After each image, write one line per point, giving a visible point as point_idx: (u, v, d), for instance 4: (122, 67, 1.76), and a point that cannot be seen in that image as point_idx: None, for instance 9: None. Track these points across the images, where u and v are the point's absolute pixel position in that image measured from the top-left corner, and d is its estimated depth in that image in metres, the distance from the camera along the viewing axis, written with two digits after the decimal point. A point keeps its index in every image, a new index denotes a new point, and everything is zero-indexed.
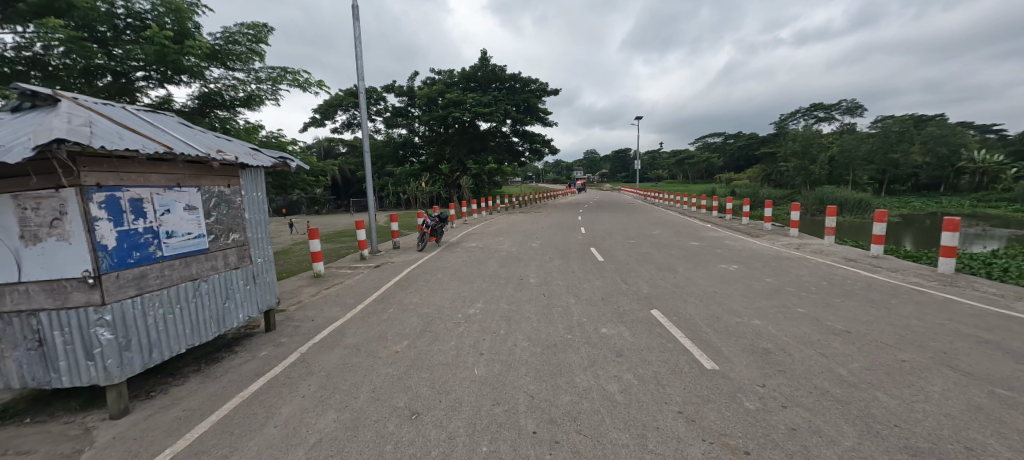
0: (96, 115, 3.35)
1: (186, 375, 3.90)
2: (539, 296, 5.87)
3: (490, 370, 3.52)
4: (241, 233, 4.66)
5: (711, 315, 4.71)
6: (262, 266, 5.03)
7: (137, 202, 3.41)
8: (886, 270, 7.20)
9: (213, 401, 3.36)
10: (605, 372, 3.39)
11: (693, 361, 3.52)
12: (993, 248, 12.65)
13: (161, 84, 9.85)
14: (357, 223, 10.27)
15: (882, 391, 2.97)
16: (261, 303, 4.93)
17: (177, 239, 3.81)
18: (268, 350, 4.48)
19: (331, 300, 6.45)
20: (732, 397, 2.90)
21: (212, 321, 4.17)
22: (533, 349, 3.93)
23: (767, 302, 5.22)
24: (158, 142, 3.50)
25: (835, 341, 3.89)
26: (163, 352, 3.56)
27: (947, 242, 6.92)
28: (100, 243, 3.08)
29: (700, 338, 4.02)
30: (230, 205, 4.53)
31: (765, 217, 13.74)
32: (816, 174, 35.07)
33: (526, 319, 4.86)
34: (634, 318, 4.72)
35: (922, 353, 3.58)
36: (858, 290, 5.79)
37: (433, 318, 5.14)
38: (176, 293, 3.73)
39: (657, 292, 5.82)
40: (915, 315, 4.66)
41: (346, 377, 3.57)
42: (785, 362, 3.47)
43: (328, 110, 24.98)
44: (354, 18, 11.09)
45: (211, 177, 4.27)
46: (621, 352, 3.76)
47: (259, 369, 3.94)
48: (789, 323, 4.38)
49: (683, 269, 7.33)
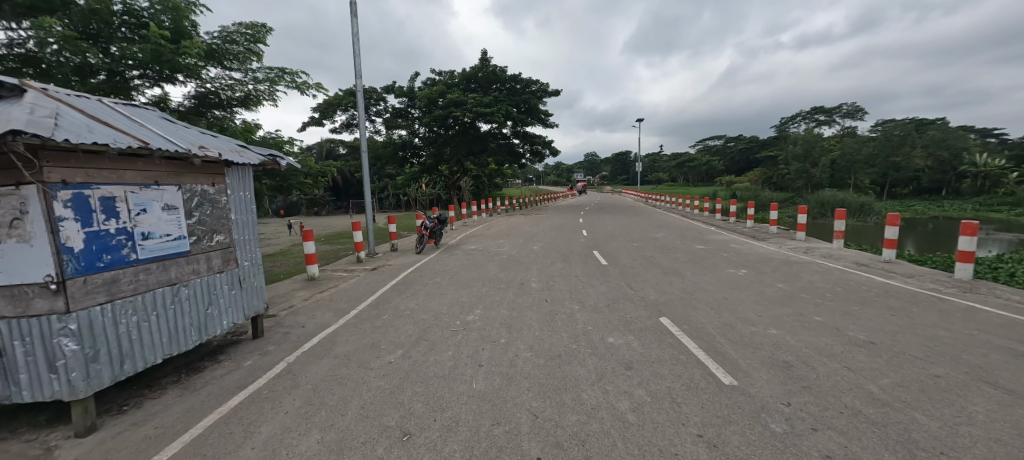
0: (65, 107, 3.10)
1: (163, 387, 3.63)
2: (541, 302, 5.59)
3: (490, 384, 3.25)
4: (225, 235, 4.40)
5: (724, 324, 4.45)
6: (249, 269, 4.77)
7: (108, 201, 3.14)
8: (900, 276, 6.92)
9: (188, 417, 3.08)
10: (615, 387, 3.12)
11: (709, 375, 3.26)
12: (997, 250, 13.19)
13: (157, 84, 9.62)
14: (354, 223, 9.82)
15: (920, 411, 2.70)
16: (247, 309, 4.66)
17: (154, 240, 3.55)
18: (254, 359, 4.21)
19: (324, 305, 6.17)
20: (755, 418, 2.64)
21: (194, 329, 3.92)
22: (535, 361, 3.67)
23: (782, 310, 4.94)
24: (133, 136, 3.24)
25: (860, 354, 3.63)
26: (137, 363, 3.30)
27: (964, 246, 6.65)
28: (66, 245, 2.82)
29: (714, 349, 3.75)
30: (213, 205, 4.26)
31: (770, 220, 13.47)
32: (817, 178, 34.91)
33: (528, 327, 4.58)
34: (643, 327, 4.44)
35: (956, 368, 3.31)
36: (876, 297, 5.50)
37: (429, 325, 4.87)
38: (153, 298, 3.47)
39: (665, 298, 5.56)
40: (941, 324, 4.38)
41: (335, 391, 3.30)
42: (809, 377, 3.20)
43: (326, 110, 24.81)
44: (352, 15, 10.84)
45: (194, 174, 4.00)
46: (631, 365, 3.49)
47: (242, 381, 3.67)
48: (809, 333, 4.11)
49: (691, 273, 7.07)
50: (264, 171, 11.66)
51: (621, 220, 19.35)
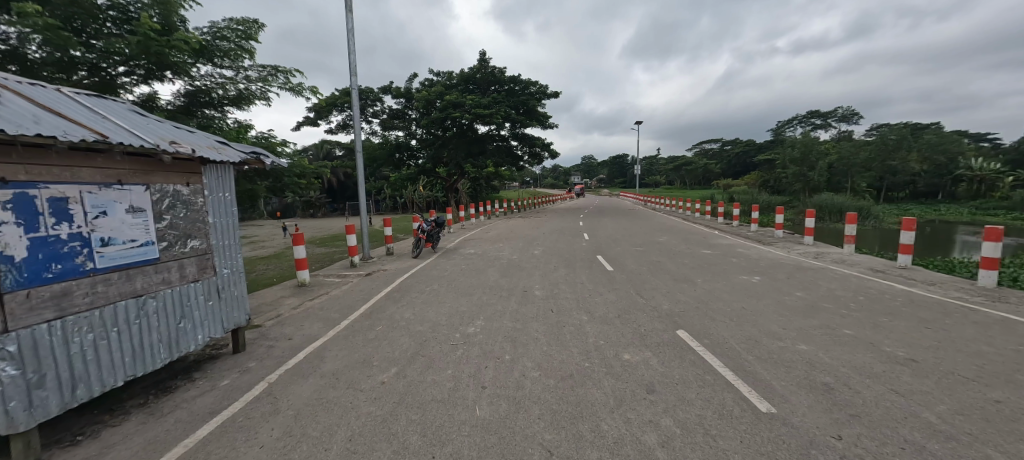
0: (9, 94, 2.71)
1: (126, 412, 3.20)
2: (546, 313, 5.19)
3: (495, 411, 2.86)
4: (201, 240, 4.00)
5: (748, 338, 4.09)
6: (228, 278, 4.36)
7: (59, 202, 2.74)
8: (922, 284, 6.59)
9: (147, 451, 2.66)
10: (637, 415, 2.75)
11: (742, 400, 2.90)
12: (1000, 254, 13.01)
13: (144, 81, 9.17)
14: (347, 227, 9.22)
15: (992, 446, 2.34)
16: (227, 322, 4.26)
17: (116, 247, 3.14)
18: (232, 377, 3.79)
19: (313, 315, 5.75)
20: (806, 456, 2.27)
21: (164, 345, 3.51)
22: (545, 382, 3.28)
23: (807, 322, 4.59)
24: (89, 128, 2.85)
25: (904, 374, 3.28)
26: (92, 387, 2.89)
27: (988, 253, 6.34)
28: (4, 254, 2.42)
29: (743, 369, 3.39)
30: (188, 207, 3.85)
31: (776, 224, 13.14)
32: (814, 181, 34.70)
33: (535, 341, 4.19)
34: (660, 341, 4.07)
35: (1016, 391, 2.97)
36: (903, 308, 5.16)
37: (427, 338, 4.48)
38: (113, 313, 3.06)
39: (679, 308, 5.20)
40: (981, 339, 4.03)
41: (319, 419, 2.91)
42: (855, 403, 2.85)
43: (321, 110, 24.42)
44: (347, 10, 10.46)
45: (164, 173, 3.59)
46: (653, 388, 3.12)
47: (216, 405, 3.26)
48: (843, 350, 3.76)
49: (702, 280, 6.72)
50: (256, 172, 10.97)
51: (622, 223, 19.00)
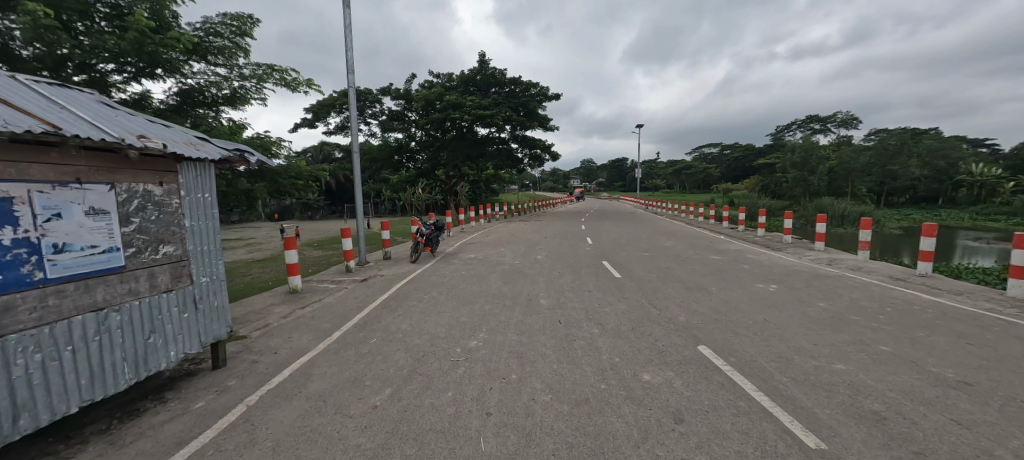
0: None
1: (83, 441, 2.82)
2: (554, 325, 4.81)
3: (502, 445, 2.50)
4: (176, 246, 3.63)
5: (777, 355, 3.74)
6: (206, 286, 3.98)
7: (2, 203, 2.37)
8: (948, 293, 6.24)
9: None
10: (667, 451, 2.38)
11: (785, 433, 2.53)
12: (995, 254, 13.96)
13: (136, 80, 8.82)
14: (343, 230, 8.80)
15: None
16: (204, 335, 3.87)
17: (72, 254, 2.76)
18: (207, 399, 3.40)
19: (303, 325, 5.35)
20: None
21: (129, 364, 3.13)
22: (558, 408, 2.91)
23: (838, 336, 4.24)
24: (40, 119, 2.50)
25: (961, 401, 2.91)
26: (40, 416, 2.52)
27: (1017, 261, 6.01)
28: None
29: (779, 393, 3.03)
30: (161, 209, 3.48)
31: (786, 229, 12.75)
32: (817, 186, 33.82)
33: (543, 358, 3.83)
34: (681, 359, 3.71)
35: None
36: (937, 320, 4.80)
37: (425, 353, 4.11)
38: (66, 331, 2.68)
39: (697, 320, 4.84)
40: None
41: (300, 452, 2.53)
42: (914, 437, 2.49)
43: (320, 110, 24.17)
44: (346, 6, 10.14)
45: (132, 171, 3.24)
46: (682, 417, 2.75)
47: (185, 433, 2.88)
48: (885, 370, 3.40)
49: (717, 289, 6.36)
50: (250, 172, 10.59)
51: (624, 226, 18.70)
